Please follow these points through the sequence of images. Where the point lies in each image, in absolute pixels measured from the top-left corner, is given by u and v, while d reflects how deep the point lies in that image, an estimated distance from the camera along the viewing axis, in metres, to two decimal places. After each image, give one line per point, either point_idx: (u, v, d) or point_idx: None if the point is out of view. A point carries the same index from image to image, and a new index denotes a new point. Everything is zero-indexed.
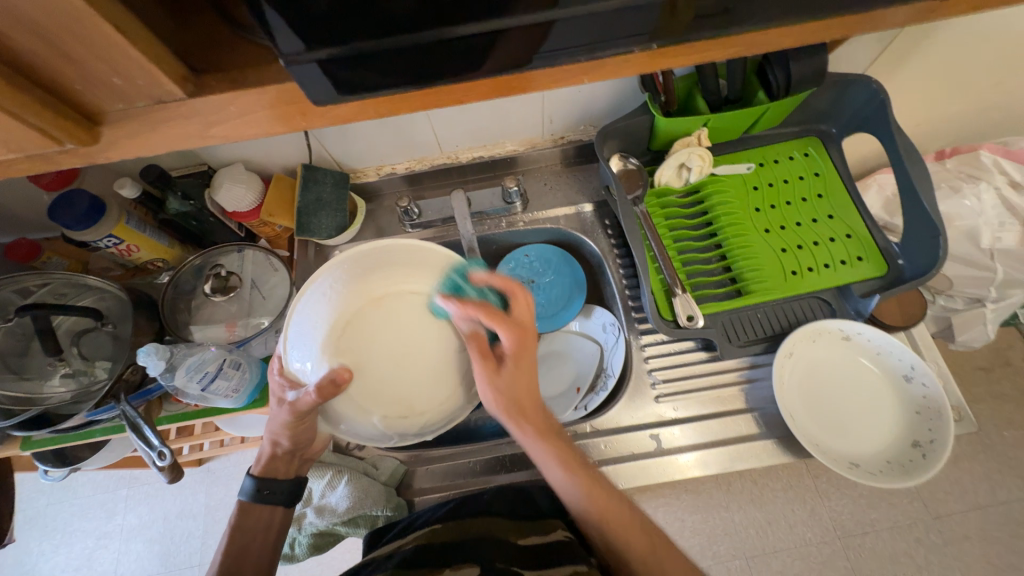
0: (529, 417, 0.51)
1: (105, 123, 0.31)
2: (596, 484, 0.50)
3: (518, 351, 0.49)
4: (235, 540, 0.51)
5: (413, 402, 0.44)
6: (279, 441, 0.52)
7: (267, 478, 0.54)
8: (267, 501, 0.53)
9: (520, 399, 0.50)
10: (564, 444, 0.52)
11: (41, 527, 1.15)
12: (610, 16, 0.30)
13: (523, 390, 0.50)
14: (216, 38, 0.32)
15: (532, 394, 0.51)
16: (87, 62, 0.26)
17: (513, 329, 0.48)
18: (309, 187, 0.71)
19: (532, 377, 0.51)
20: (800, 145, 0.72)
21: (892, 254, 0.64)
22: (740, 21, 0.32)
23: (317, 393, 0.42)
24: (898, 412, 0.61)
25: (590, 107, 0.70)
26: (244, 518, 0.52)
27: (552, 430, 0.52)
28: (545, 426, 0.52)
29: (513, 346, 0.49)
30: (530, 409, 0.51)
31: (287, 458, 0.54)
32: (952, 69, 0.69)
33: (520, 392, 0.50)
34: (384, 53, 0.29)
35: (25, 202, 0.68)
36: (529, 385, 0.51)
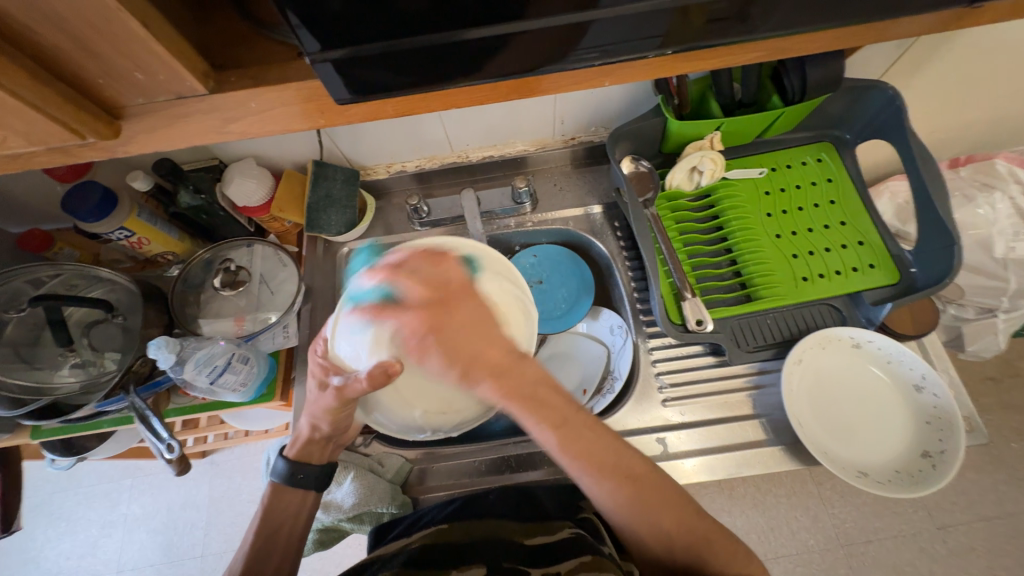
0: (485, 382, 0.41)
1: (126, 118, 0.31)
2: (588, 446, 0.42)
3: (432, 324, 0.42)
4: (266, 523, 0.51)
5: (453, 401, 0.45)
6: (318, 425, 0.49)
7: (302, 462, 0.52)
8: (300, 486, 0.52)
9: (469, 368, 0.41)
10: (545, 403, 0.42)
11: (47, 515, 1.16)
12: (629, 21, 0.30)
13: (464, 350, 0.42)
14: (236, 35, 0.32)
15: (488, 348, 0.42)
16: (109, 56, 0.26)
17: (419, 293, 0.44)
18: (320, 183, 0.71)
19: (479, 329, 0.42)
20: (813, 151, 0.72)
21: (905, 262, 0.64)
22: (764, 26, 0.32)
23: (368, 382, 0.40)
24: (908, 421, 0.60)
25: (603, 108, 0.70)
26: (275, 502, 0.52)
27: (525, 385, 0.42)
28: (509, 384, 0.42)
29: (417, 320, 0.43)
30: (490, 371, 0.42)
31: (322, 444, 0.52)
32: (970, 77, 0.68)
33: (460, 358, 0.41)
34: (402, 53, 0.29)
35: (39, 193, 0.69)
36: (479, 342, 0.42)
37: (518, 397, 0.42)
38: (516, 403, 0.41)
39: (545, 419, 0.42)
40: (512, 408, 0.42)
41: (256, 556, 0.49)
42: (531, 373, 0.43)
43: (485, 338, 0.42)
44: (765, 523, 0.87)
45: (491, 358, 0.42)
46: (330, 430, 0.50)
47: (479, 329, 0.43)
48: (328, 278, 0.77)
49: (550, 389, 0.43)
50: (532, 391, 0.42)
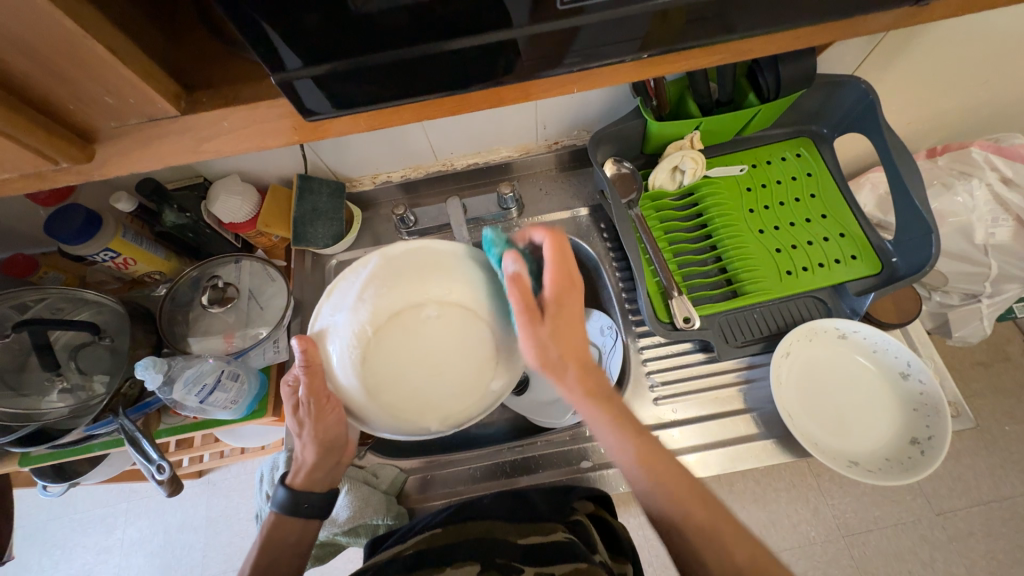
0: (573, 374, 0.45)
1: (100, 141, 0.31)
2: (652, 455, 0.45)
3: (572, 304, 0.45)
4: (264, 554, 0.50)
5: (480, 352, 0.44)
6: (307, 445, 0.51)
7: (304, 491, 0.52)
8: (301, 514, 0.51)
9: (563, 354, 0.44)
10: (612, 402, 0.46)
11: (41, 543, 1.14)
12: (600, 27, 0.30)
13: (567, 341, 0.45)
14: (209, 55, 0.33)
15: (582, 345, 0.46)
16: (80, 83, 0.27)
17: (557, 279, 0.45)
18: (306, 197, 0.71)
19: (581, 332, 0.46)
20: (792, 146, 0.73)
21: (886, 252, 0.65)
22: (730, 28, 0.32)
23: (307, 374, 0.46)
24: (896, 409, 0.61)
25: (584, 112, 0.71)
26: (274, 532, 0.51)
27: (603, 390, 0.47)
28: (591, 386, 0.46)
29: (552, 294, 0.45)
30: (580, 366, 0.45)
31: (328, 469, 0.53)
32: (940, 69, 0.69)
33: (564, 342, 0.44)
34: (374, 68, 0.29)
35: (22, 217, 0.68)
36: (573, 334, 0.45)
37: (596, 398, 0.46)
38: (597, 403, 0.46)
39: (619, 430, 0.46)
40: (591, 408, 0.46)
41: None
42: (603, 381, 0.47)
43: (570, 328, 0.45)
44: (766, 517, 0.87)
45: (584, 355, 0.46)
46: (324, 448, 0.51)
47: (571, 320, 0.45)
48: (317, 290, 0.77)
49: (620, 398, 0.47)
50: (607, 394, 0.47)
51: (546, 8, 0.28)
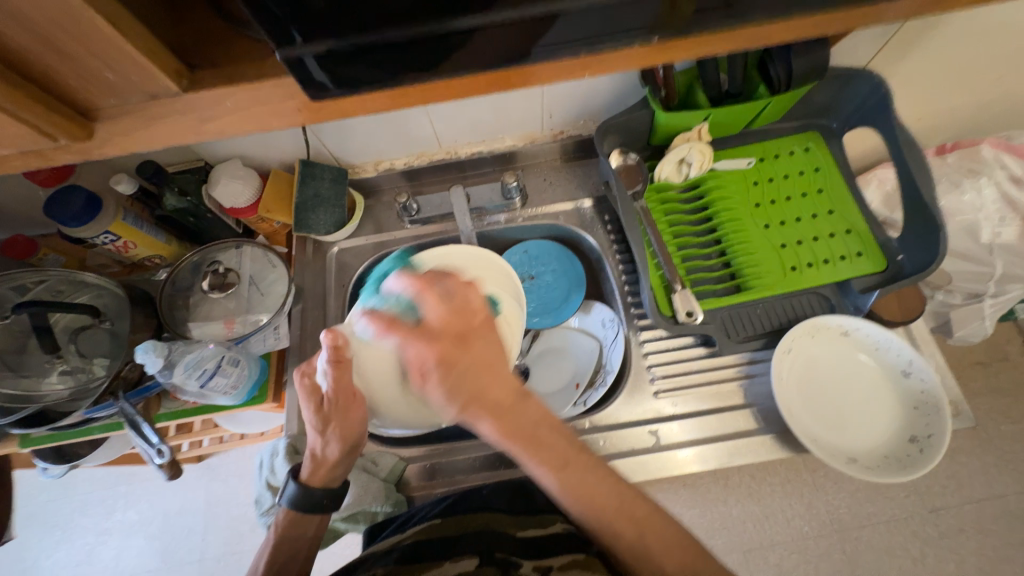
0: (484, 421, 0.44)
1: (100, 119, 0.30)
2: (591, 488, 0.43)
3: (446, 359, 0.44)
4: (280, 553, 0.50)
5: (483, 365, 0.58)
6: (327, 443, 0.50)
7: (318, 486, 0.52)
8: (321, 511, 0.52)
9: (469, 405, 0.44)
10: (544, 445, 0.44)
11: (41, 524, 1.15)
12: (609, 11, 0.30)
13: (469, 387, 0.44)
14: (210, 31, 0.32)
15: (494, 385, 0.44)
16: (78, 57, 0.26)
17: (421, 344, 0.44)
18: (308, 182, 0.70)
19: (490, 369, 0.45)
20: (801, 140, 0.72)
21: (892, 249, 0.64)
22: (742, 14, 0.32)
23: (336, 368, 0.47)
24: (897, 407, 0.61)
25: (591, 101, 0.70)
26: (290, 530, 0.51)
27: (524, 426, 0.44)
28: (508, 424, 0.44)
29: (432, 352, 0.44)
30: (491, 410, 0.44)
31: (343, 466, 0.53)
32: (953, 64, 0.68)
33: (465, 394, 0.43)
34: (381, 46, 0.29)
35: (21, 197, 0.68)
36: (484, 380, 0.44)
37: (520, 438, 0.44)
38: (516, 441, 0.43)
39: (544, 461, 0.43)
40: (512, 447, 0.43)
41: None
42: (530, 414, 0.45)
43: (490, 375, 0.45)
44: (760, 511, 0.88)
45: (494, 397, 0.44)
46: (345, 445, 0.51)
47: (487, 368, 0.45)
48: (318, 277, 0.76)
49: (551, 430, 0.45)
50: (532, 431, 0.44)
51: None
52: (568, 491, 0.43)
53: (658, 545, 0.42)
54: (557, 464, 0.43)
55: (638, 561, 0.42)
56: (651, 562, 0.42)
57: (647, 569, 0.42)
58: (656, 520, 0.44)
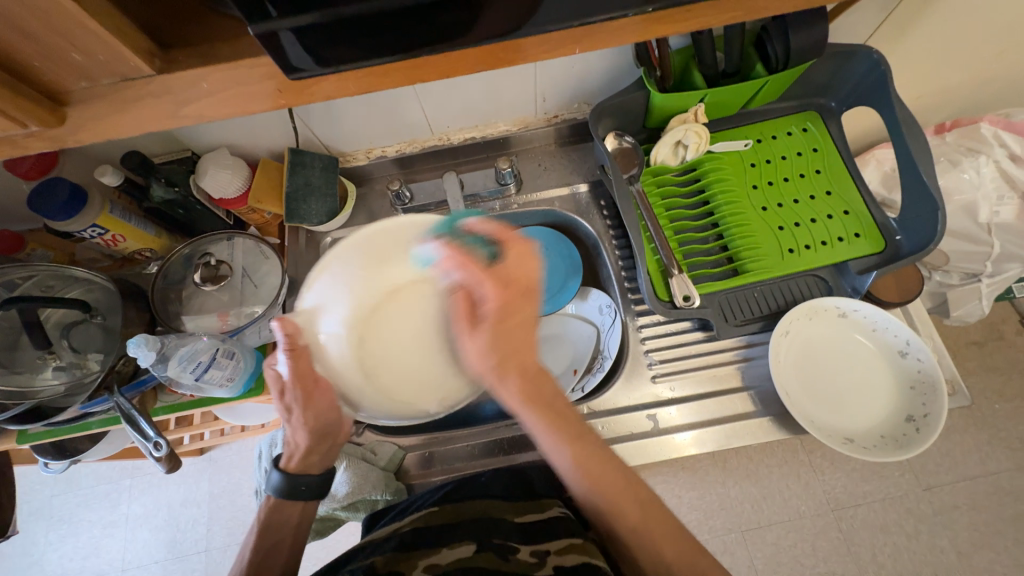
0: (512, 382, 0.46)
1: (73, 104, 0.29)
2: (598, 469, 0.46)
3: (506, 308, 0.45)
4: (264, 538, 0.51)
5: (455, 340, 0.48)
6: (301, 430, 0.50)
7: (300, 474, 0.52)
8: (298, 497, 0.52)
9: (505, 361, 0.45)
10: (563, 416, 0.47)
11: (46, 518, 1.16)
12: None
13: (508, 346, 0.45)
14: (183, 10, 0.30)
15: (527, 349, 0.47)
16: (43, 37, 0.25)
17: (499, 286, 0.44)
18: (297, 171, 0.69)
19: (528, 332, 0.47)
20: (799, 121, 0.71)
21: (890, 229, 0.64)
22: None
23: (292, 357, 0.46)
24: (893, 387, 0.61)
25: (584, 83, 0.68)
26: (273, 517, 0.52)
27: (544, 397, 0.47)
28: (532, 394, 0.46)
29: (496, 297, 0.44)
30: (520, 371, 0.46)
31: (324, 452, 0.53)
32: (954, 39, 0.67)
33: (503, 350, 0.45)
34: (361, 18, 0.27)
35: (5, 191, 0.66)
36: (518, 343, 0.46)
37: (539, 403, 0.46)
38: (535, 409, 0.46)
39: (560, 434, 0.46)
40: (532, 415, 0.46)
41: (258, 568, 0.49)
42: (547, 389, 0.47)
43: (529, 343, 0.47)
44: (758, 492, 0.88)
45: (526, 360, 0.46)
46: (317, 432, 0.51)
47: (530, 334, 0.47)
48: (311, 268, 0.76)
49: (565, 404, 0.48)
50: (551, 402, 0.47)
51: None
52: (578, 464, 0.46)
53: (660, 532, 0.45)
54: (570, 434, 0.46)
55: (638, 547, 0.45)
56: (654, 548, 0.44)
57: (648, 555, 0.44)
58: (660, 511, 0.46)
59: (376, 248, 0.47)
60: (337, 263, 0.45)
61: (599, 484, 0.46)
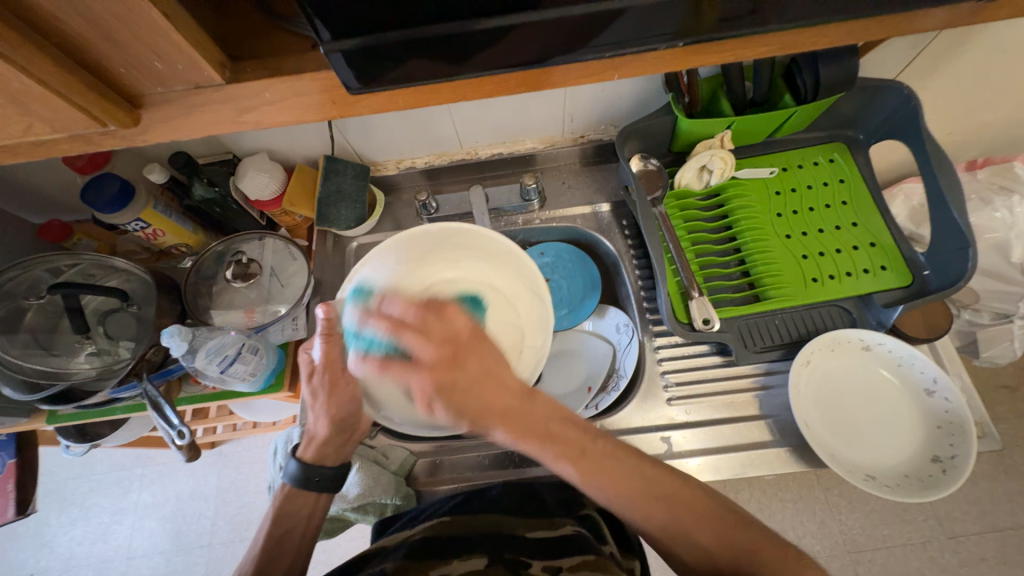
0: (499, 432, 0.42)
1: (145, 107, 0.31)
2: (608, 472, 0.42)
3: (443, 380, 0.41)
4: (277, 527, 0.51)
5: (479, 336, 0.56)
6: (323, 420, 0.52)
7: (315, 465, 0.53)
8: (312, 488, 0.53)
9: (477, 415, 0.42)
10: (557, 437, 0.42)
11: (59, 501, 1.18)
12: (639, 16, 0.30)
13: (473, 405, 0.42)
14: (252, 27, 0.33)
15: (495, 398, 0.42)
16: (129, 45, 0.27)
17: (440, 344, 0.41)
18: (330, 177, 0.72)
19: (495, 374, 0.42)
20: (825, 151, 0.71)
21: (918, 264, 0.63)
22: (771, 19, 0.31)
23: (326, 341, 0.48)
24: (919, 425, 0.59)
25: (613, 105, 0.70)
26: (286, 505, 0.52)
27: (538, 422, 0.43)
28: (521, 425, 0.42)
29: (427, 373, 0.40)
30: (500, 417, 0.42)
31: (338, 445, 0.54)
32: (989, 77, 0.66)
33: (471, 409, 0.42)
34: (414, 41, 0.29)
35: (59, 183, 0.70)
36: (488, 393, 0.42)
37: (536, 435, 0.42)
38: (529, 442, 0.42)
39: (561, 454, 0.42)
40: (527, 447, 0.42)
41: (268, 558, 0.49)
42: (539, 413, 0.43)
43: (493, 387, 0.42)
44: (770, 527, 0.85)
45: (501, 405, 0.42)
46: (336, 423, 0.52)
47: (493, 376, 0.42)
48: (337, 272, 0.78)
49: (562, 422, 0.43)
50: (544, 426, 0.43)
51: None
52: (600, 477, 0.42)
53: (692, 518, 0.42)
54: (569, 460, 0.42)
55: (672, 539, 0.42)
56: (689, 540, 0.42)
57: (683, 544, 0.42)
58: (694, 498, 0.43)
59: (414, 251, 0.58)
60: (379, 257, 0.57)
61: (622, 491, 0.42)
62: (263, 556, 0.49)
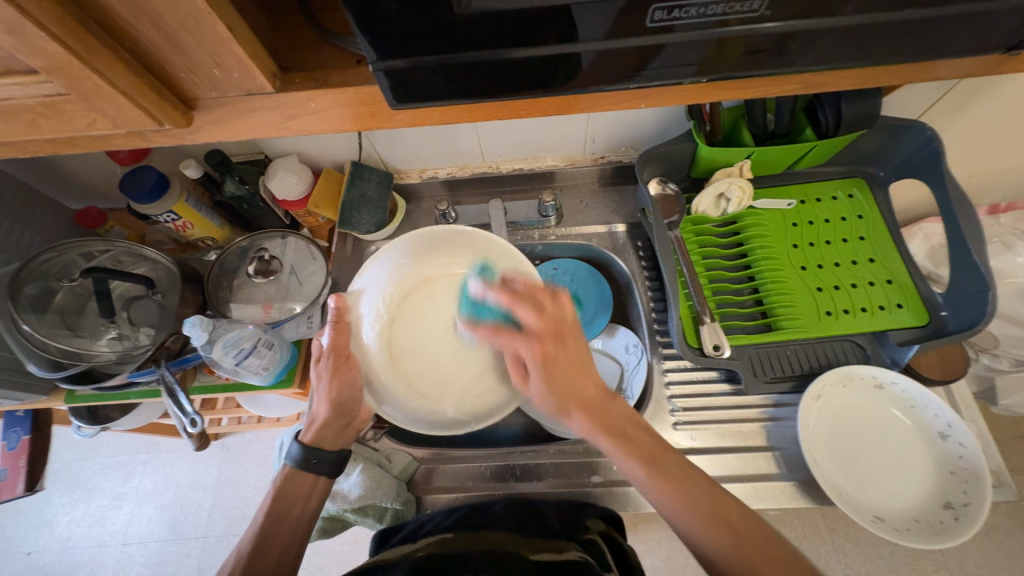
0: (578, 417, 0.45)
1: (199, 110, 0.33)
2: (677, 484, 0.42)
3: (548, 358, 0.45)
4: (276, 504, 0.51)
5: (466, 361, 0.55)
6: (326, 402, 0.52)
7: (315, 447, 0.52)
8: (311, 470, 0.52)
9: (564, 401, 0.45)
10: (632, 438, 0.45)
11: (64, 481, 1.20)
12: (666, 58, 0.31)
13: (567, 388, 0.45)
14: (303, 41, 0.35)
15: (586, 382, 0.45)
16: (193, 53, 0.29)
17: (541, 317, 0.46)
18: (355, 183, 0.74)
19: (583, 366, 0.46)
20: (845, 186, 0.71)
21: (936, 304, 0.62)
22: (788, 65, 0.32)
23: (335, 327, 0.51)
24: (931, 471, 0.58)
25: (635, 129, 0.71)
26: (288, 483, 0.52)
27: (614, 420, 0.45)
28: (600, 418, 0.45)
29: (536, 348, 0.45)
30: (581, 405, 0.45)
31: (337, 428, 0.53)
32: (1014, 122, 0.67)
33: (560, 391, 0.45)
34: (452, 67, 0.30)
35: (100, 172, 0.74)
36: (576, 382, 0.45)
37: (610, 432, 0.45)
38: (607, 436, 0.44)
39: (633, 455, 0.44)
40: (603, 442, 0.45)
41: (265, 536, 0.50)
42: (617, 412, 0.46)
43: (583, 374, 0.46)
44: None
45: (586, 394, 0.45)
46: (337, 407, 0.52)
47: (582, 366, 0.46)
48: (354, 273, 0.79)
49: (635, 426, 0.46)
50: (619, 425, 0.45)
51: (637, 23, 0.28)
52: (666, 487, 0.42)
53: (755, 553, 0.39)
54: (641, 462, 0.43)
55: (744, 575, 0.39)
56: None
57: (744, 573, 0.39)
58: (752, 529, 0.41)
59: (421, 247, 0.58)
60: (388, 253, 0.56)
61: (685, 500, 0.42)
62: (262, 533, 0.50)
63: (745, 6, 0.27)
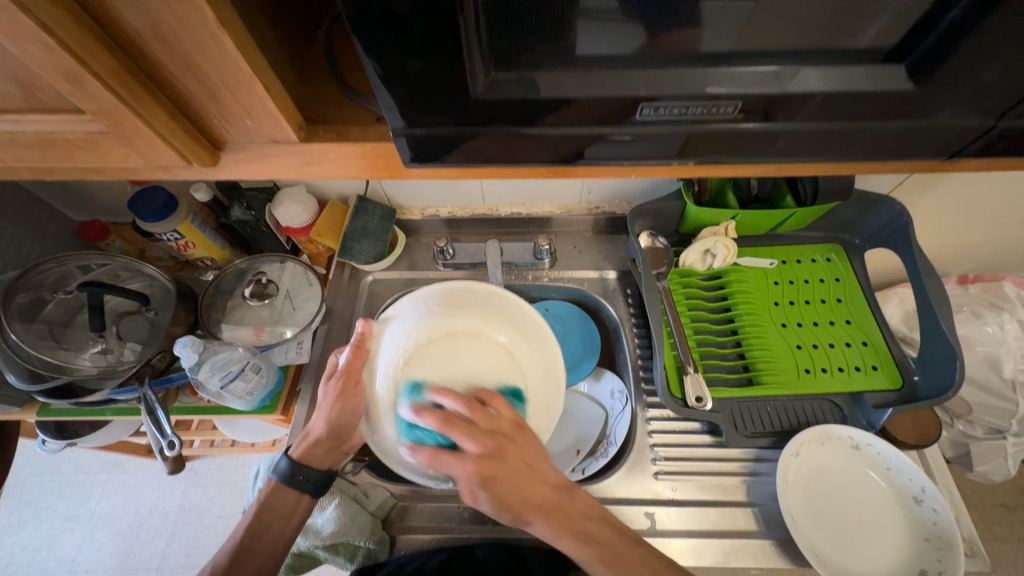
0: (535, 523, 0.48)
1: (225, 151, 0.36)
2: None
3: (489, 472, 0.46)
4: (258, 520, 0.51)
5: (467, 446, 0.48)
6: (326, 421, 0.52)
7: (303, 464, 0.53)
8: (297, 488, 0.53)
9: (520, 512, 0.47)
10: (597, 539, 0.48)
11: (15, 499, 1.14)
12: (654, 143, 0.34)
13: (515, 497, 0.47)
14: (328, 96, 0.38)
15: (535, 489, 0.48)
16: (229, 104, 0.32)
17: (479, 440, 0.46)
18: (358, 215, 0.77)
19: (532, 469, 0.48)
20: (823, 250, 0.75)
21: (909, 368, 0.65)
22: (764, 154, 0.35)
23: (354, 352, 0.51)
24: (907, 536, 0.58)
25: (627, 185, 0.76)
26: (273, 501, 0.53)
27: (575, 521, 0.49)
28: (559, 522, 0.48)
29: (473, 468, 0.46)
30: (539, 511, 0.48)
31: (327, 448, 0.54)
32: (975, 203, 0.72)
33: (512, 502, 0.47)
34: (463, 136, 0.33)
35: (108, 189, 0.76)
36: (526, 488, 0.48)
37: (572, 532, 0.48)
38: (568, 541, 0.47)
39: (590, 551, 0.48)
40: (565, 546, 0.48)
41: (245, 548, 0.50)
42: (577, 509, 0.49)
43: (535, 478, 0.48)
44: None
45: (539, 498, 0.48)
46: (335, 427, 0.53)
47: (530, 470, 0.48)
48: (348, 302, 0.80)
49: (599, 522, 0.50)
50: (581, 523, 0.49)
51: (628, 114, 0.31)
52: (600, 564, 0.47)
53: None
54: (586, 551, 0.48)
55: None
56: None
57: None
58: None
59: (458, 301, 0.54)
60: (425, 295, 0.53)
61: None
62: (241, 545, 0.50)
63: (720, 110, 0.31)
